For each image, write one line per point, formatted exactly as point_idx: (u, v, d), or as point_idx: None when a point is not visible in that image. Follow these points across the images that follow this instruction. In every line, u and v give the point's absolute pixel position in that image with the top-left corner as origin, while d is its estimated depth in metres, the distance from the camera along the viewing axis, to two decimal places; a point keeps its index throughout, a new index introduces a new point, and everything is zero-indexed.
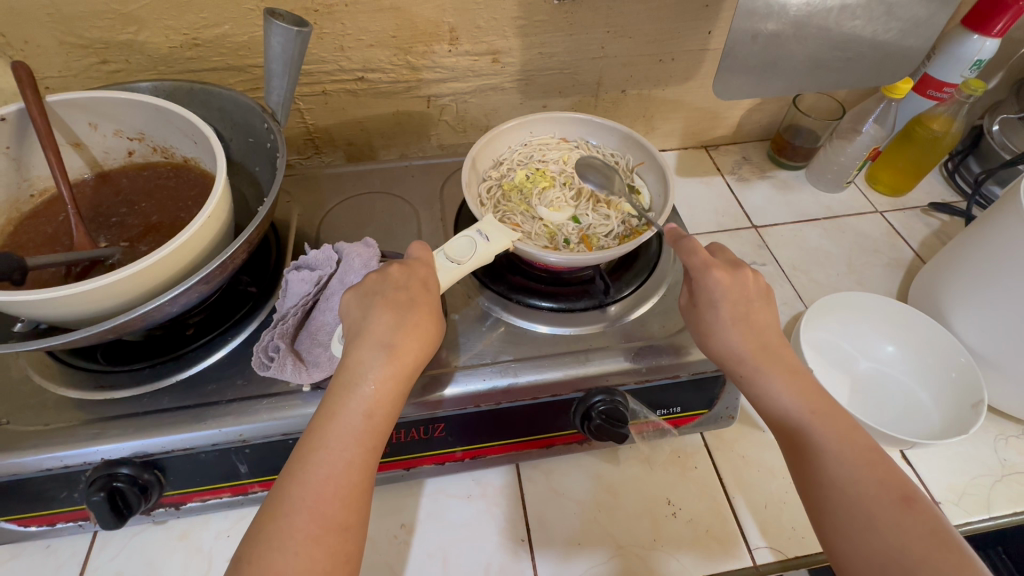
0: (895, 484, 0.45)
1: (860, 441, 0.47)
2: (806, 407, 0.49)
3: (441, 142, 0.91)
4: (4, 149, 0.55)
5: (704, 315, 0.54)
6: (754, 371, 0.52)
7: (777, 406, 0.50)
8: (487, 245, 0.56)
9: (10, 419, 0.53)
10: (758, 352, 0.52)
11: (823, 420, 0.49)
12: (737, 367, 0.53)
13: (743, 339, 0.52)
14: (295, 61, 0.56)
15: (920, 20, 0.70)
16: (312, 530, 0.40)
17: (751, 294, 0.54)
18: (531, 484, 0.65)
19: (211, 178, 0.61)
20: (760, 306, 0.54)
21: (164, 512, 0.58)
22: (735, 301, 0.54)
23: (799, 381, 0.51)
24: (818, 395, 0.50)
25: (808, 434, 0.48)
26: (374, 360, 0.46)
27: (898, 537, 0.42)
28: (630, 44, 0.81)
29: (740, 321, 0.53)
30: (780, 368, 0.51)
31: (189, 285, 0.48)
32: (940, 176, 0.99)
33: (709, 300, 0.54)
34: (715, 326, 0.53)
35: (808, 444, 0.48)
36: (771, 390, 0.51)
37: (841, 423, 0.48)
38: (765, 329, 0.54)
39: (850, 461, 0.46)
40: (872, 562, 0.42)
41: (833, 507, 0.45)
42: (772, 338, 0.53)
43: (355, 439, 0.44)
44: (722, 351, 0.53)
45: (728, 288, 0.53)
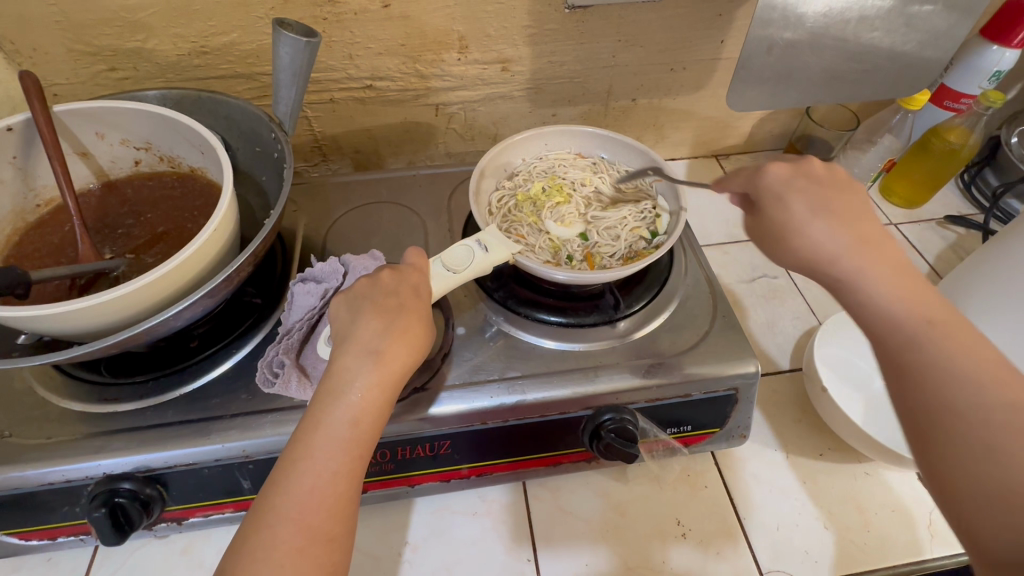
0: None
1: (987, 357, 0.39)
2: (923, 316, 0.41)
3: (449, 150, 0.90)
4: (11, 159, 0.55)
5: (772, 213, 0.49)
6: (855, 270, 0.44)
7: (882, 308, 0.42)
8: (485, 255, 0.56)
9: (12, 432, 0.53)
10: (856, 247, 0.45)
11: (940, 329, 0.40)
12: (828, 266, 0.45)
13: (832, 232, 0.45)
14: (304, 71, 0.55)
15: (939, 31, 0.69)
16: (297, 541, 0.38)
17: (825, 183, 0.49)
18: (537, 502, 0.64)
19: (217, 188, 0.61)
20: (847, 199, 0.48)
21: (166, 527, 0.58)
22: (807, 190, 0.48)
23: (906, 282, 0.43)
24: (935, 301, 0.42)
25: (921, 341, 0.40)
26: (360, 367, 0.44)
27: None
28: (641, 53, 0.80)
29: (821, 212, 0.47)
30: (885, 266, 0.44)
31: (193, 299, 0.47)
32: (956, 188, 0.97)
33: (776, 196, 0.49)
34: (791, 220, 0.47)
35: (917, 353, 0.40)
36: (875, 295, 0.43)
37: (965, 337, 0.40)
38: (858, 219, 0.46)
39: (976, 378, 0.38)
40: (997, 491, 0.35)
41: (954, 427, 0.37)
42: (869, 228, 0.46)
43: (342, 447, 0.41)
44: (807, 249, 0.46)
45: (787, 181, 0.49)
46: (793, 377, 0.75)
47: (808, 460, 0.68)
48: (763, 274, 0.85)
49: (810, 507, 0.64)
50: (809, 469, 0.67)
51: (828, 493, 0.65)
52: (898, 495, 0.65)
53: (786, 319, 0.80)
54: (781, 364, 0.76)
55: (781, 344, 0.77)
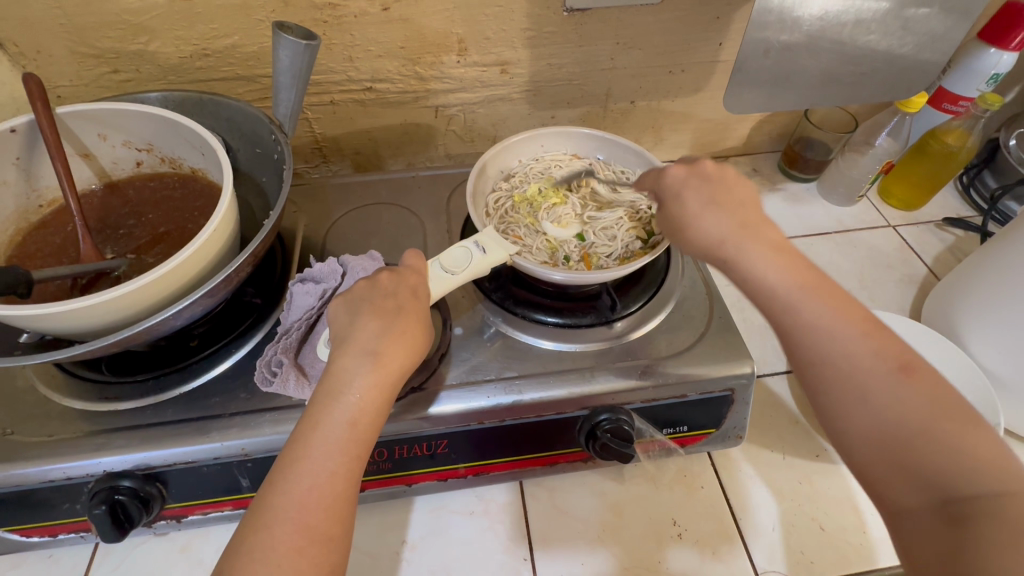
0: (891, 352, 0.40)
1: (852, 311, 0.42)
2: (797, 284, 0.43)
3: (448, 151, 0.90)
4: (14, 160, 0.55)
5: (672, 210, 0.51)
6: (738, 253, 0.46)
7: (763, 284, 0.44)
8: (483, 256, 0.56)
9: (14, 430, 0.53)
10: (737, 231, 0.47)
11: (812, 294, 0.43)
12: (718, 253, 0.47)
13: (718, 220, 0.48)
14: (303, 74, 0.56)
15: (936, 34, 0.69)
16: (296, 541, 0.38)
17: (714, 177, 0.51)
18: (534, 502, 0.64)
19: (218, 189, 0.61)
20: (730, 185, 0.50)
21: (166, 525, 0.58)
22: (700, 186, 0.51)
23: (780, 255, 0.45)
24: (806, 267, 0.44)
25: (799, 308, 0.43)
26: (359, 368, 0.44)
27: (897, 410, 0.39)
28: (640, 55, 0.81)
29: (713, 204, 0.49)
30: (762, 245, 0.46)
31: (193, 299, 0.47)
32: (954, 191, 0.97)
33: (673, 194, 0.52)
34: (687, 216, 0.50)
35: (797, 322, 0.42)
36: (755, 273, 0.45)
37: (833, 295, 0.43)
38: (740, 203, 0.49)
39: (846, 335, 0.41)
40: (873, 438, 0.39)
41: (833, 385, 0.41)
42: (751, 212, 0.48)
43: (340, 448, 0.41)
44: (699, 241, 0.49)
45: (684, 180, 0.52)
46: (791, 379, 0.75)
47: (804, 461, 0.68)
48: None
49: (806, 508, 0.64)
50: (806, 469, 0.67)
51: (824, 494, 0.65)
52: None
53: None
54: (779, 366, 0.76)
55: (778, 345, 0.78)
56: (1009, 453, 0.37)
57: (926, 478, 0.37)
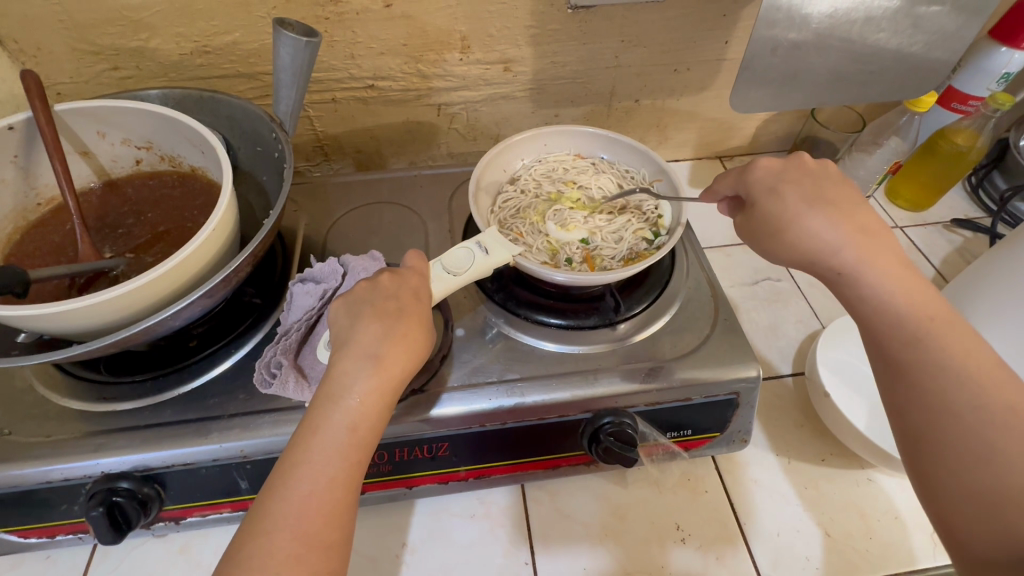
0: (1016, 410, 0.42)
1: (980, 359, 0.43)
2: (923, 313, 0.45)
3: (451, 150, 0.89)
4: (12, 158, 0.55)
5: (769, 206, 0.51)
6: (858, 263, 0.47)
7: (885, 306, 0.46)
8: (486, 258, 0.55)
9: (11, 430, 0.53)
10: (857, 240, 0.47)
11: (939, 329, 0.44)
12: (830, 258, 0.48)
13: (833, 227, 0.48)
14: (304, 72, 0.55)
15: (947, 32, 0.68)
16: (294, 548, 0.38)
17: (810, 177, 0.52)
18: (535, 505, 0.64)
19: (217, 187, 0.61)
20: (843, 194, 0.50)
21: (164, 526, 0.58)
22: (803, 188, 0.51)
23: (908, 283, 0.46)
24: (933, 301, 0.45)
25: (922, 339, 0.44)
26: (359, 371, 0.43)
27: (1005, 464, 0.40)
28: (644, 53, 0.80)
29: (823, 208, 0.49)
30: (888, 264, 0.47)
31: (191, 300, 0.47)
32: (963, 191, 0.96)
33: (768, 189, 0.52)
34: (787, 213, 0.50)
35: (916, 350, 0.44)
36: (878, 292, 0.46)
37: (960, 336, 0.44)
38: (857, 213, 0.49)
39: (969, 381, 0.42)
40: (974, 486, 0.41)
41: (943, 423, 0.42)
42: (869, 223, 0.49)
43: (339, 453, 0.41)
44: (806, 242, 0.48)
45: (779, 175, 0.52)
46: (796, 382, 0.74)
47: (809, 466, 0.67)
48: (766, 278, 0.85)
49: (811, 514, 0.63)
50: (811, 474, 0.66)
51: (830, 499, 0.64)
52: (900, 501, 0.64)
53: (788, 323, 0.79)
54: (784, 368, 0.75)
55: (784, 348, 0.77)
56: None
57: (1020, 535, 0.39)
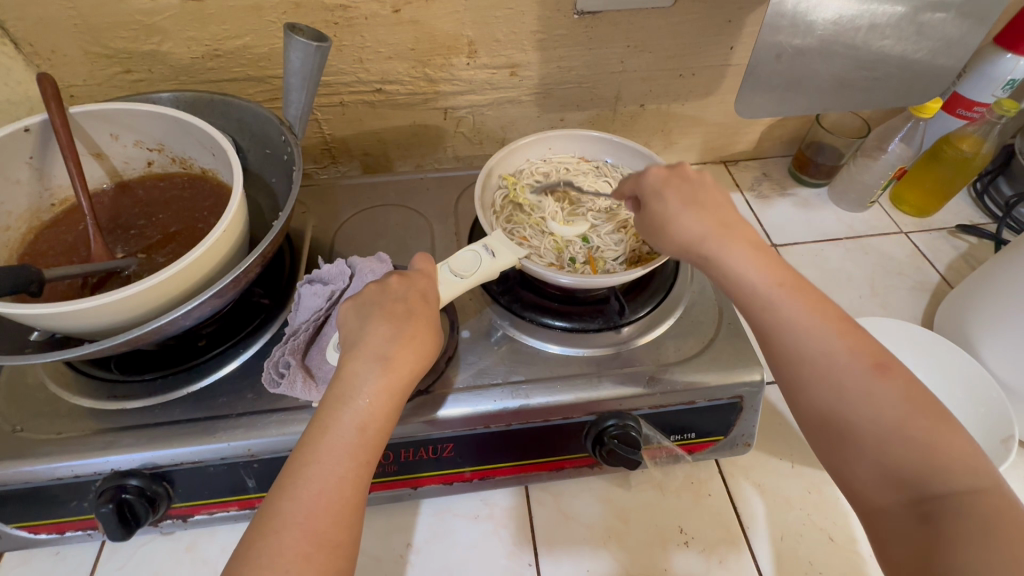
0: (866, 352, 0.45)
1: (829, 313, 0.47)
2: (775, 283, 0.48)
3: (457, 153, 0.90)
4: (28, 159, 0.56)
5: (653, 206, 0.54)
6: (720, 251, 0.50)
7: (745, 284, 0.49)
8: (492, 260, 0.56)
9: (23, 427, 0.54)
10: (717, 231, 0.51)
11: (791, 295, 0.47)
12: (701, 249, 0.51)
13: (698, 220, 0.51)
14: (313, 75, 0.56)
15: (952, 39, 0.68)
16: (304, 547, 0.38)
17: (690, 180, 0.54)
18: (539, 507, 0.64)
19: (227, 189, 0.62)
20: (708, 188, 0.53)
21: (172, 524, 0.58)
22: (680, 187, 0.53)
23: (761, 257, 0.49)
24: (784, 270, 0.49)
25: (777, 308, 0.47)
26: (369, 373, 0.44)
27: (872, 409, 0.43)
28: (650, 58, 0.80)
29: (693, 205, 0.52)
30: (741, 245, 0.50)
31: (201, 299, 0.47)
32: (968, 198, 0.96)
33: (654, 193, 0.54)
34: (665, 213, 0.52)
35: (777, 320, 0.47)
36: (740, 272, 0.49)
37: (807, 297, 0.47)
38: (720, 206, 0.52)
39: (825, 335, 0.46)
40: (851, 436, 0.43)
41: (817, 383, 0.45)
42: (729, 213, 0.52)
43: (348, 453, 0.41)
44: (680, 237, 0.51)
45: (664, 177, 0.54)
46: None
47: (812, 470, 0.67)
48: None
49: (814, 518, 0.63)
50: (814, 479, 0.66)
51: (833, 504, 0.64)
52: None
53: None
54: None
55: None
56: (971, 446, 0.41)
57: (898, 473, 0.41)
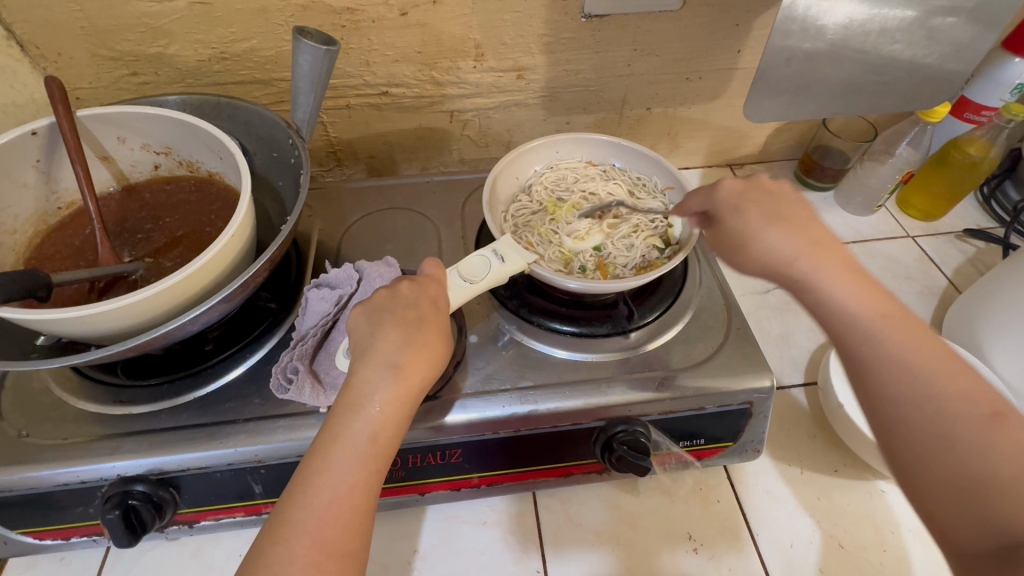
0: (983, 399, 0.40)
1: (941, 353, 0.42)
2: (876, 313, 0.44)
3: (463, 156, 0.90)
4: (35, 163, 0.56)
5: (732, 222, 0.50)
6: (812, 272, 0.46)
7: (839, 310, 0.44)
8: (501, 265, 0.56)
9: (29, 432, 0.53)
10: (807, 249, 0.46)
11: (894, 326, 0.43)
12: (789, 270, 0.47)
13: (787, 238, 0.47)
14: (322, 79, 0.56)
15: (963, 44, 0.67)
16: (314, 557, 0.38)
17: (770, 194, 0.51)
18: (546, 513, 0.63)
19: (234, 193, 0.61)
20: (795, 205, 0.50)
21: (178, 530, 0.58)
22: (762, 202, 0.50)
23: (861, 283, 0.45)
24: (885, 298, 0.44)
25: (877, 340, 0.43)
26: (380, 380, 0.43)
27: (984, 462, 0.38)
28: (657, 62, 0.80)
29: (780, 221, 0.48)
30: (838, 266, 0.46)
31: (210, 305, 0.47)
32: (975, 202, 0.96)
33: (733, 207, 0.51)
34: (748, 230, 0.49)
35: (874, 353, 0.43)
36: (833, 296, 0.45)
37: (914, 331, 0.43)
38: (810, 223, 0.48)
39: (931, 373, 0.41)
40: (950, 483, 0.38)
41: (915, 422, 0.40)
42: (822, 233, 0.48)
43: (359, 461, 0.41)
44: (765, 256, 0.48)
45: (742, 193, 0.51)
46: (809, 392, 0.74)
47: (821, 476, 0.67)
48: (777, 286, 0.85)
49: (824, 525, 0.63)
50: (823, 486, 0.66)
51: (843, 511, 0.64)
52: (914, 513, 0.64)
53: (800, 332, 0.79)
54: (796, 378, 0.75)
55: (796, 357, 0.77)
56: None
57: (1005, 532, 0.36)
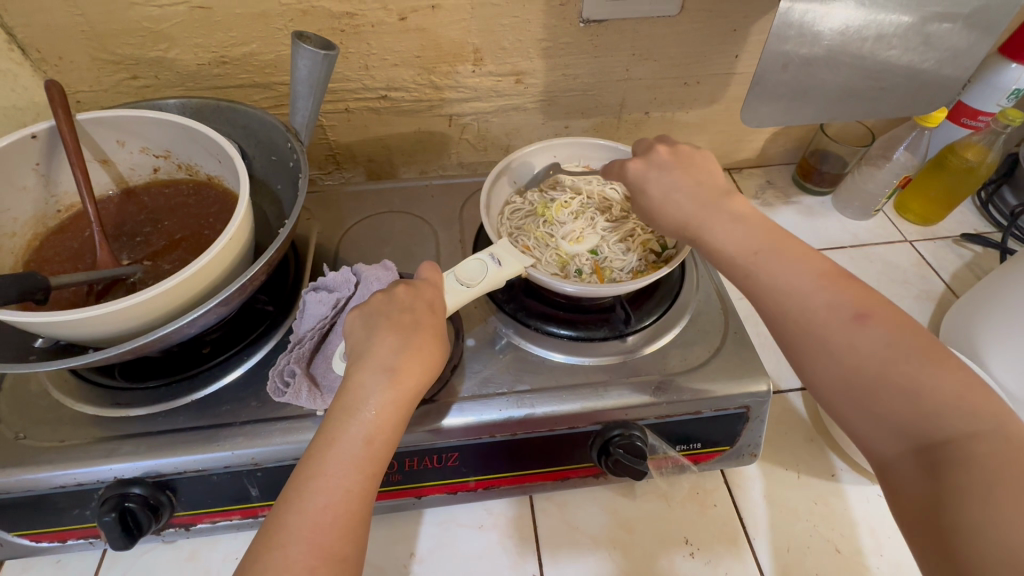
0: (848, 300, 0.44)
1: (811, 267, 0.47)
2: (754, 251, 0.49)
3: (462, 160, 0.90)
4: (34, 166, 0.56)
5: (640, 201, 0.57)
6: (701, 229, 0.52)
7: (726, 256, 0.50)
8: (498, 269, 0.56)
9: (26, 434, 0.53)
10: (697, 212, 0.53)
11: (767, 256, 0.48)
12: (684, 231, 0.53)
13: (680, 204, 0.54)
14: (320, 84, 0.56)
15: (959, 50, 0.68)
16: (309, 562, 0.38)
17: (672, 163, 0.57)
18: (543, 516, 0.63)
19: (233, 196, 0.61)
20: (695, 166, 0.56)
21: (174, 532, 0.58)
22: (661, 175, 0.56)
23: (743, 226, 0.51)
24: (761, 233, 0.50)
25: (759, 276, 0.48)
26: (376, 384, 0.44)
27: (865, 360, 0.42)
28: (655, 66, 0.80)
29: (675, 190, 0.55)
30: (722, 217, 0.52)
31: (207, 308, 0.47)
32: (973, 206, 0.96)
33: (639, 187, 0.57)
34: (652, 204, 0.56)
35: (761, 288, 0.48)
36: (721, 245, 0.50)
37: (788, 257, 0.48)
38: (697, 184, 0.55)
39: (805, 288, 0.45)
40: (843, 387, 0.42)
41: (801, 338, 0.45)
42: (707, 190, 0.54)
43: (355, 465, 0.41)
44: (669, 223, 0.54)
45: (645, 169, 0.57)
46: (806, 395, 0.74)
47: (819, 480, 0.67)
48: None
49: (820, 529, 0.63)
50: (821, 490, 0.66)
51: (840, 515, 0.64)
52: None
53: None
54: (793, 382, 0.75)
55: None
56: (971, 385, 0.39)
57: (892, 417, 0.40)
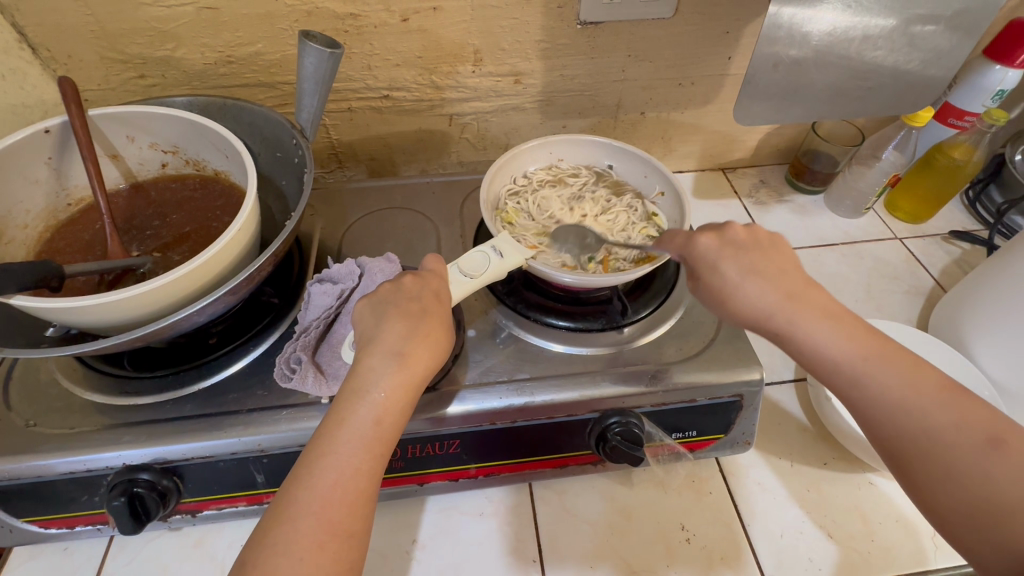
0: (977, 424, 0.43)
1: (928, 382, 0.44)
2: (861, 355, 0.46)
3: (461, 159, 0.92)
4: (46, 160, 0.57)
5: (711, 281, 0.51)
6: (791, 325, 0.48)
7: (827, 358, 0.46)
8: (501, 261, 0.57)
9: (36, 422, 0.55)
10: (785, 302, 0.48)
11: (883, 365, 0.45)
12: (770, 324, 0.48)
13: (764, 293, 0.49)
14: (326, 81, 0.58)
15: (943, 51, 0.70)
16: (319, 537, 0.39)
17: (750, 244, 0.52)
18: (542, 504, 0.65)
19: (240, 191, 0.63)
20: (775, 254, 0.51)
21: (180, 519, 0.59)
22: (736, 255, 0.51)
23: (842, 327, 0.47)
24: (867, 337, 0.47)
25: (868, 384, 0.45)
26: (385, 368, 0.45)
27: (991, 483, 0.40)
28: (651, 67, 0.82)
29: (755, 275, 0.50)
30: (816, 313, 0.48)
31: (216, 297, 0.49)
32: (961, 205, 0.98)
33: (710, 264, 0.52)
34: (726, 286, 0.50)
35: (864, 394, 0.45)
36: (818, 342, 0.47)
37: (901, 366, 0.45)
38: (786, 274, 0.50)
39: (925, 406, 0.43)
40: (960, 505, 0.41)
41: (920, 455, 0.43)
42: (796, 282, 0.49)
43: (364, 445, 0.42)
44: (746, 311, 0.49)
45: (720, 247, 0.52)
46: (797, 387, 0.76)
47: (812, 469, 0.68)
48: None
49: (814, 515, 0.64)
50: (814, 477, 0.67)
51: (833, 502, 0.65)
52: (901, 504, 0.65)
53: None
54: (787, 374, 0.77)
55: (786, 354, 0.78)
56: None
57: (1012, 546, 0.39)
